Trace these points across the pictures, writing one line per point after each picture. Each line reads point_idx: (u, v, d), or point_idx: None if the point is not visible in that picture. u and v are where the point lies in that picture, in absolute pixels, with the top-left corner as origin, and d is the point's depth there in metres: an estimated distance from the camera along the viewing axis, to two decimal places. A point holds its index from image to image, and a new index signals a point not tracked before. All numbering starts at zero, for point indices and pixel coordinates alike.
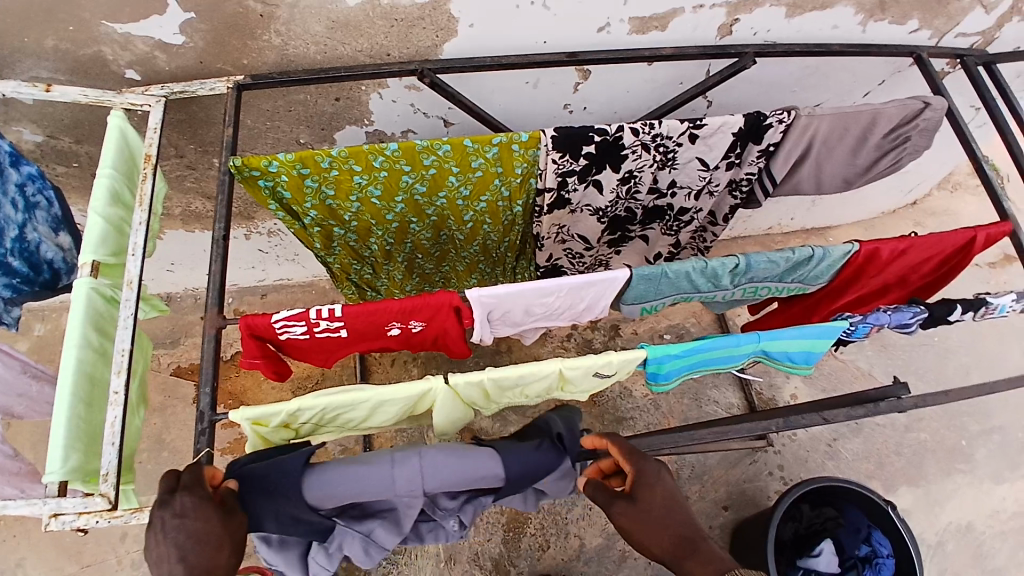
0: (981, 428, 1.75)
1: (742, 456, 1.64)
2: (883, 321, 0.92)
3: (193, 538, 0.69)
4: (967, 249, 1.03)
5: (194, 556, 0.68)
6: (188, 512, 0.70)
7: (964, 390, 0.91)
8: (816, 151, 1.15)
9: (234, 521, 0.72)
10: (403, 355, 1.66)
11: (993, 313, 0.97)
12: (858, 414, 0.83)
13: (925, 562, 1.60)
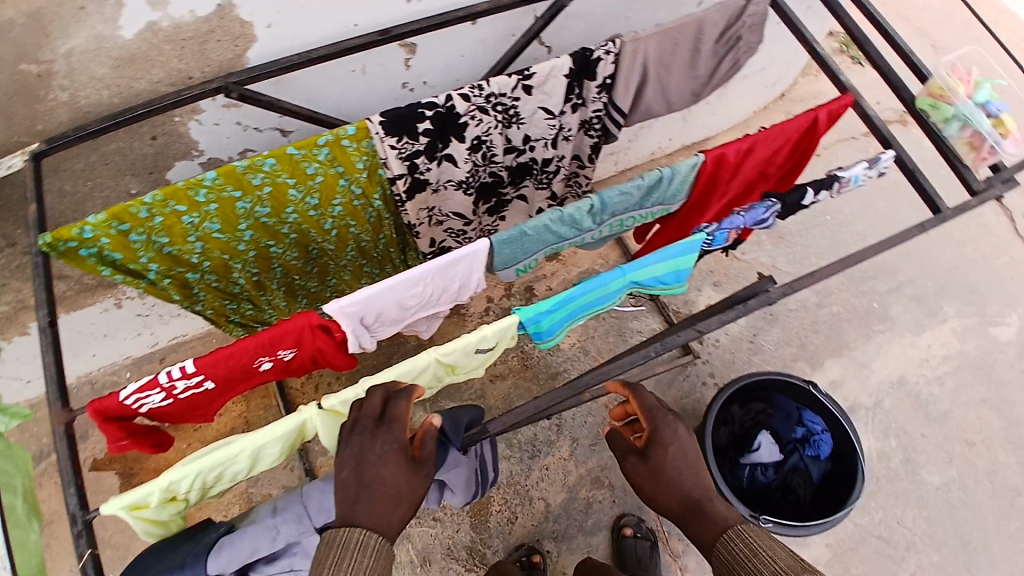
0: (889, 286, 1.84)
1: (675, 374, 1.71)
2: (739, 223, 0.93)
3: (376, 483, 0.75)
4: (812, 131, 1.05)
5: (372, 503, 0.74)
6: (386, 456, 0.76)
7: (834, 265, 0.91)
8: (654, 71, 1.13)
9: (415, 475, 0.78)
10: (326, 378, 1.60)
11: (848, 185, 0.99)
12: (729, 318, 0.86)
13: (869, 425, 1.70)
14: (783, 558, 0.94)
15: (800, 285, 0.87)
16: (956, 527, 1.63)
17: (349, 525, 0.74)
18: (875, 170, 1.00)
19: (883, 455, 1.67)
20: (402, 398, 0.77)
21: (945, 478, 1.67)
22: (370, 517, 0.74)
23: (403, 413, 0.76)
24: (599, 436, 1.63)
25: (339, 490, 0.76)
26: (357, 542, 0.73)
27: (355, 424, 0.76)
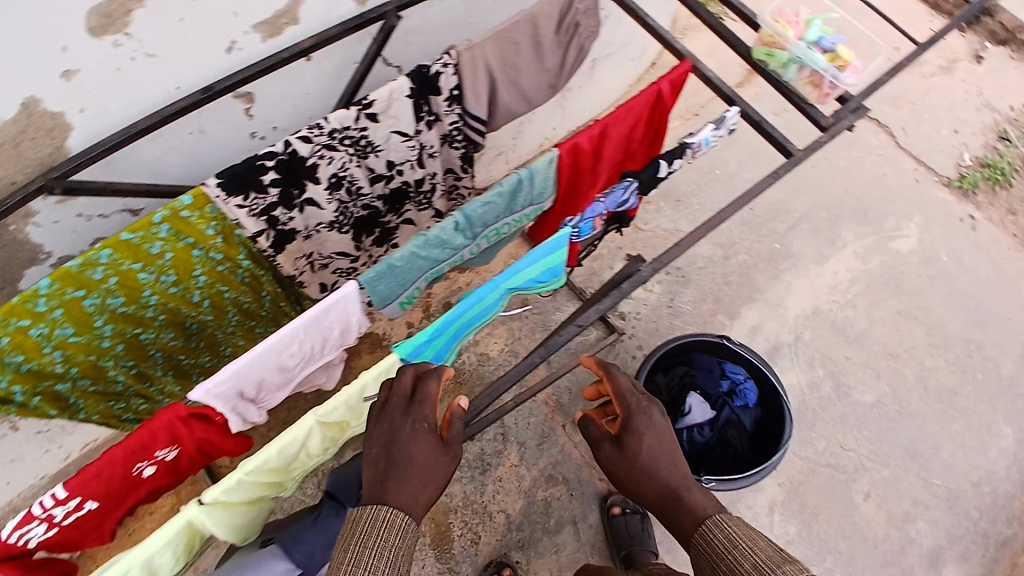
0: (787, 224, 1.91)
1: (604, 353, 1.76)
2: (600, 210, 0.95)
3: (407, 461, 0.77)
4: (660, 103, 1.07)
5: (401, 480, 0.76)
6: (415, 433, 0.78)
7: (700, 230, 0.91)
8: (500, 73, 1.12)
9: (443, 454, 0.81)
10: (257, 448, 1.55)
11: (700, 150, 1.00)
12: (604, 306, 0.88)
13: (794, 360, 1.76)
14: (760, 552, 0.98)
15: (669, 256, 0.89)
16: (896, 438, 1.68)
17: (376, 503, 0.75)
18: (723, 131, 1.01)
19: (814, 386, 1.73)
20: (433, 373, 0.80)
21: (876, 394, 1.72)
22: (398, 495, 0.76)
23: (433, 386, 0.79)
24: (545, 434, 1.66)
25: (368, 467, 0.79)
26: (383, 520, 0.74)
27: (387, 399, 0.80)
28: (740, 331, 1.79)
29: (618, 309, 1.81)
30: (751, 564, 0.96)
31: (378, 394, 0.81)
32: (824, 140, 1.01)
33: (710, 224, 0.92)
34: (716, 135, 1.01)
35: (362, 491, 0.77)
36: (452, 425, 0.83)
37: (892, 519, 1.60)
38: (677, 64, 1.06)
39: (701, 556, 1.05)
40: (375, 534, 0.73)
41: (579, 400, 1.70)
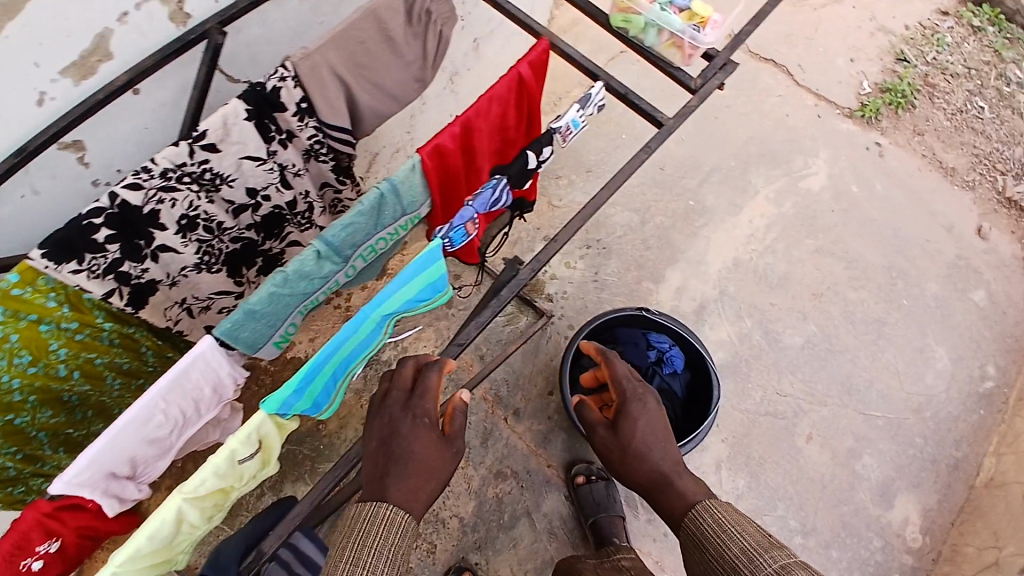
0: (699, 178, 1.92)
1: (537, 340, 1.72)
2: (470, 214, 0.86)
3: (406, 455, 0.89)
4: (522, 87, 1.01)
5: (402, 473, 0.89)
6: (414, 429, 0.91)
7: (574, 219, 0.88)
8: (351, 77, 1.03)
9: (442, 451, 0.93)
10: None
11: (570, 133, 0.96)
12: (485, 318, 0.83)
13: (722, 312, 1.79)
14: (752, 540, 1.03)
15: (546, 251, 0.84)
16: (829, 373, 1.72)
17: (379, 494, 0.88)
18: (591, 108, 0.97)
19: (745, 337, 1.76)
20: (433, 369, 0.94)
21: (805, 335, 1.76)
22: (399, 486, 0.88)
23: (432, 383, 0.94)
24: (487, 432, 1.63)
25: (369, 460, 0.92)
26: (383, 514, 0.86)
27: (390, 396, 0.94)
28: (667, 294, 1.81)
29: (544, 291, 1.78)
30: (742, 553, 1.02)
31: (382, 392, 0.95)
32: (694, 103, 0.99)
33: (582, 213, 0.88)
34: (584, 115, 0.96)
35: (366, 482, 0.90)
36: (453, 422, 0.96)
37: (836, 456, 1.63)
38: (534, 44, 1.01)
39: (694, 538, 1.11)
40: (377, 520, 0.86)
41: (517, 390, 1.67)
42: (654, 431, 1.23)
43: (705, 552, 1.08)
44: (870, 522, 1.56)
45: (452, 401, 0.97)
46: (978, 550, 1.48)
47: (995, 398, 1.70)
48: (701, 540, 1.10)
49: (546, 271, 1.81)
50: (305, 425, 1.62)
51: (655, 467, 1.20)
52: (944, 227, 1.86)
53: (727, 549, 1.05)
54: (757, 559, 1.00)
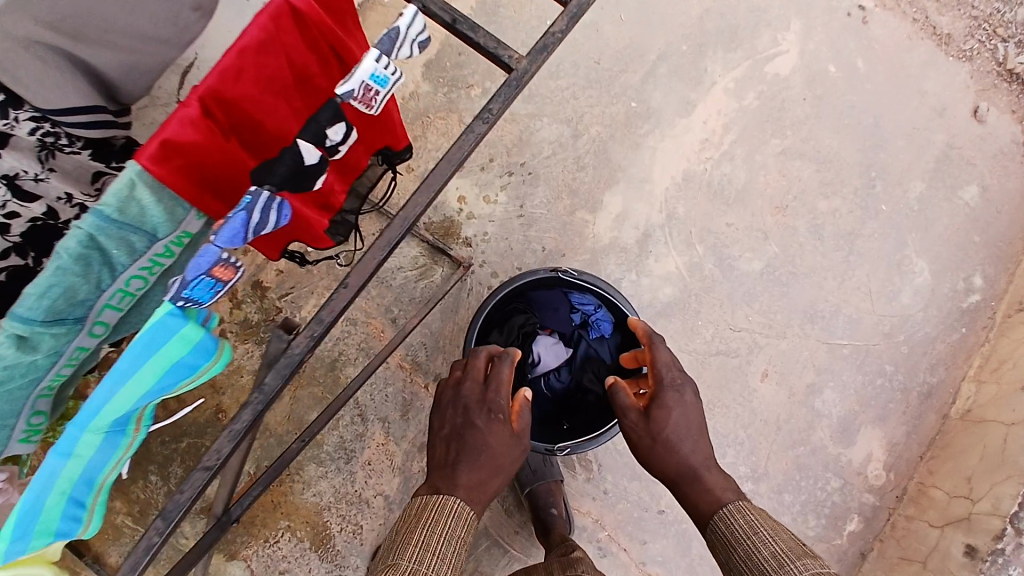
0: (642, 72, 1.55)
1: (456, 295, 1.50)
2: (211, 260, 0.57)
3: (477, 447, 1.06)
4: (306, 23, 0.68)
5: (472, 463, 1.06)
6: (486, 424, 1.09)
7: (371, 251, 0.64)
8: (70, 41, 0.73)
9: (509, 446, 1.10)
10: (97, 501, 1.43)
11: (371, 92, 0.65)
12: (235, 433, 0.59)
13: (670, 240, 1.54)
14: (786, 547, 0.94)
15: (326, 310, 0.61)
16: (791, 301, 1.52)
17: (450, 479, 1.06)
18: (407, 52, 0.65)
19: (695, 267, 1.53)
20: (505, 363, 1.13)
21: (764, 259, 1.52)
22: (468, 476, 1.05)
23: (503, 378, 1.12)
24: (407, 403, 1.47)
25: (441, 446, 1.11)
26: (450, 507, 1.02)
27: (464, 388, 1.13)
28: (604, 225, 1.54)
29: (461, 236, 1.52)
30: (771, 556, 0.93)
31: (455, 380, 1.16)
32: (558, 28, 0.68)
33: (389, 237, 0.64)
34: (391, 63, 0.64)
35: (439, 467, 1.08)
36: (519, 417, 1.13)
37: (794, 395, 1.48)
38: None
39: (718, 525, 1.01)
40: (446, 504, 1.03)
41: (437, 354, 1.49)
42: (689, 426, 1.09)
43: (727, 543, 0.99)
44: (829, 463, 1.46)
45: (518, 398, 1.15)
46: (947, 496, 1.40)
47: (979, 315, 1.51)
48: (726, 529, 1.00)
49: (461, 211, 1.53)
50: (204, 414, 1.47)
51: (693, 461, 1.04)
52: (935, 110, 1.54)
53: (754, 548, 0.95)
54: (787, 563, 0.91)
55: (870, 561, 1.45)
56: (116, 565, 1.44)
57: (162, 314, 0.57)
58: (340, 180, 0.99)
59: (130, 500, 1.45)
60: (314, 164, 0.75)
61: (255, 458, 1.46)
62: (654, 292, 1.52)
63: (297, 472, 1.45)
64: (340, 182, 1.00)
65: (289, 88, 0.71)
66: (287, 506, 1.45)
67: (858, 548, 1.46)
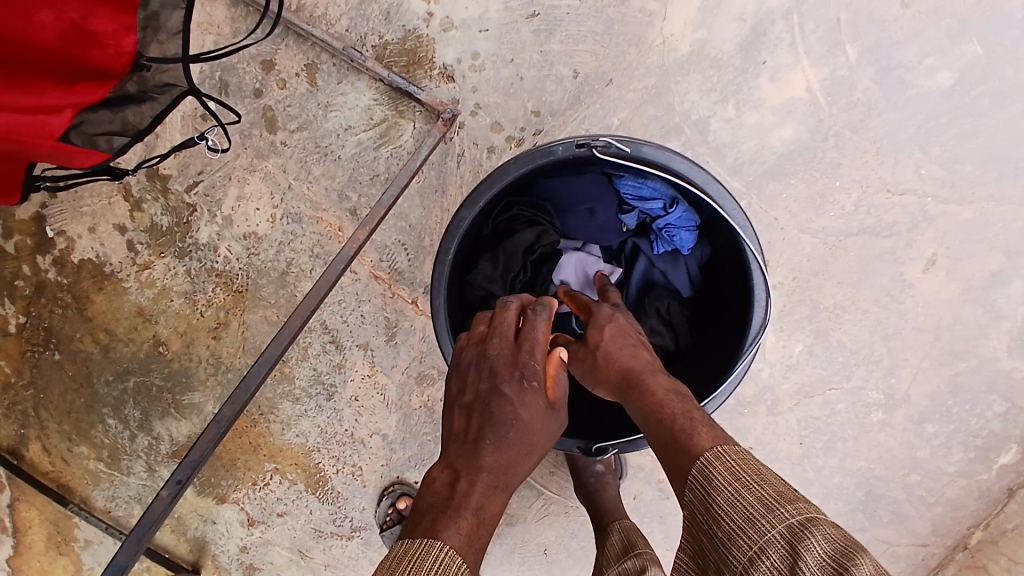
0: None
1: (438, 162, 0.96)
2: None
3: (511, 425, 0.59)
4: None
5: (501, 447, 0.58)
6: (521, 394, 0.61)
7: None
8: None
9: (548, 424, 0.62)
10: (60, 445, 1.16)
11: None
12: None
13: (799, 40, 0.90)
14: (769, 481, 0.52)
15: None
16: (1000, 135, 0.91)
17: (469, 470, 0.57)
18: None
19: (839, 85, 0.91)
20: (541, 316, 0.66)
21: (966, 60, 0.90)
22: (495, 462, 0.57)
23: (540, 336, 0.65)
24: (391, 325, 1.06)
25: (459, 416, 0.62)
26: (433, 561, 0.49)
27: (489, 342, 0.65)
28: (682, 20, 0.90)
29: (435, 62, 0.92)
30: (756, 501, 0.50)
31: (473, 336, 0.67)
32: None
33: None
34: None
35: (454, 445, 0.60)
36: (558, 381, 0.65)
37: (968, 289, 0.97)
38: None
39: (672, 431, 0.57)
40: (461, 515, 0.53)
41: (423, 257, 1.01)
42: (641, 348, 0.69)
43: (678, 477, 0.55)
44: (995, 383, 1.01)
45: (556, 357, 0.67)
46: None
47: None
48: (680, 440, 0.56)
49: (432, 19, 0.91)
50: (143, 348, 1.11)
51: (695, 431, 0.56)
52: None
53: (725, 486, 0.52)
54: (777, 510, 0.49)
55: (1020, 500, 1.05)
56: (106, 509, 1.17)
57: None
58: (100, 12, 0.52)
59: (98, 444, 1.16)
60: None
61: (218, 396, 1.12)
62: (764, 137, 0.93)
63: (271, 410, 1.14)
64: (100, 16, 0.52)
65: None
66: (269, 448, 1.16)
67: (1006, 483, 1.06)
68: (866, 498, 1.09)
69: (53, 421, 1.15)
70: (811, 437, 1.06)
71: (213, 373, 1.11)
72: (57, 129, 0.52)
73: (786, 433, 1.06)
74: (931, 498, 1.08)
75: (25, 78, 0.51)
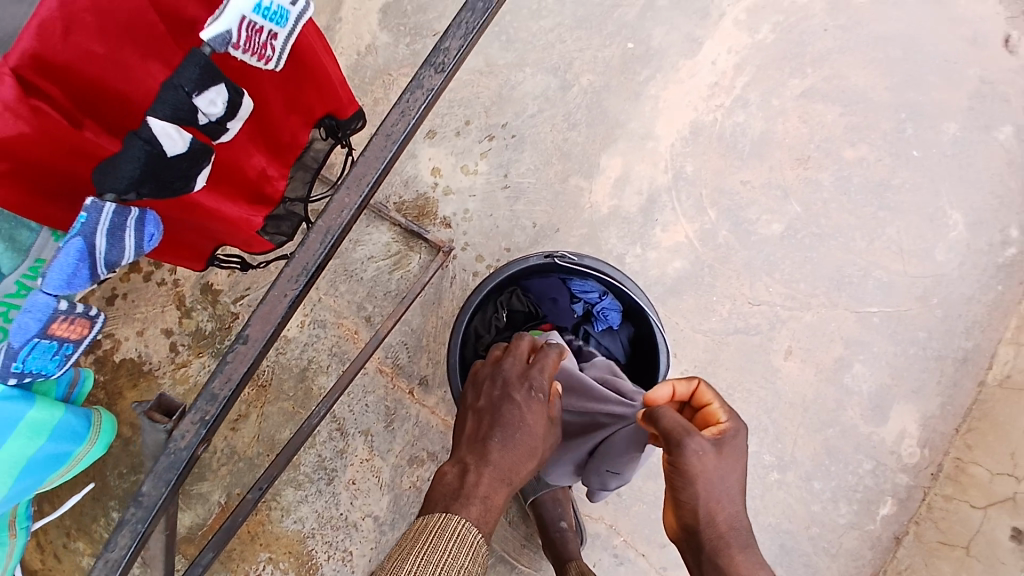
0: (638, 6, 1.39)
1: (436, 283, 1.30)
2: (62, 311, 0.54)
3: (517, 428, 0.68)
4: None
5: (507, 446, 0.67)
6: (529, 402, 0.70)
7: (276, 291, 0.48)
8: None
9: (547, 433, 0.71)
10: (56, 541, 1.21)
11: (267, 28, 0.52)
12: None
13: (678, 202, 1.37)
14: None
15: (218, 383, 0.47)
16: (817, 265, 1.38)
17: (478, 464, 0.66)
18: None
19: (708, 234, 1.37)
20: (552, 350, 0.76)
21: (785, 221, 1.38)
22: (501, 459, 0.67)
23: (550, 361, 0.74)
24: (390, 413, 1.29)
25: (472, 420, 0.72)
26: (454, 530, 0.60)
27: (503, 361, 0.75)
28: (603, 192, 1.36)
29: (438, 214, 1.32)
30: None
31: (489, 358, 0.78)
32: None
33: (311, 251, 0.49)
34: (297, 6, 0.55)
35: (467, 443, 0.70)
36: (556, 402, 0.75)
37: (821, 372, 1.36)
38: None
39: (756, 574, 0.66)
40: (472, 502, 0.63)
41: (421, 353, 1.30)
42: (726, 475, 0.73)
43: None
44: (861, 445, 1.35)
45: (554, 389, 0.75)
46: (988, 473, 1.30)
47: (1017, 269, 1.38)
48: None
49: (435, 186, 1.33)
50: None
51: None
52: (967, 38, 1.40)
53: None
54: None
55: (906, 546, 1.33)
56: None
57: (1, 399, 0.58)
58: (275, 163, 0.79)
59: (95, 539, 1.21)
60: (181, 156, 0.54)
61: (226, 485, 1.27)
62: (663, 267, 1.36)
63: (274, 498, 1.28)
64: (275, 166, 0.79)
65: (138, 34, 0.53)
66: (266, 537, 1.27)
67: (892, 532, 1.34)
68: (779, 552, 1.33)
69: (55, 516, 1.23)
70: None
71: (225, 463, 1.27)
72: (256, 225, 0.77)
73: None
74: (833, 549, 1.34)
75: (232, 193, 0.73)
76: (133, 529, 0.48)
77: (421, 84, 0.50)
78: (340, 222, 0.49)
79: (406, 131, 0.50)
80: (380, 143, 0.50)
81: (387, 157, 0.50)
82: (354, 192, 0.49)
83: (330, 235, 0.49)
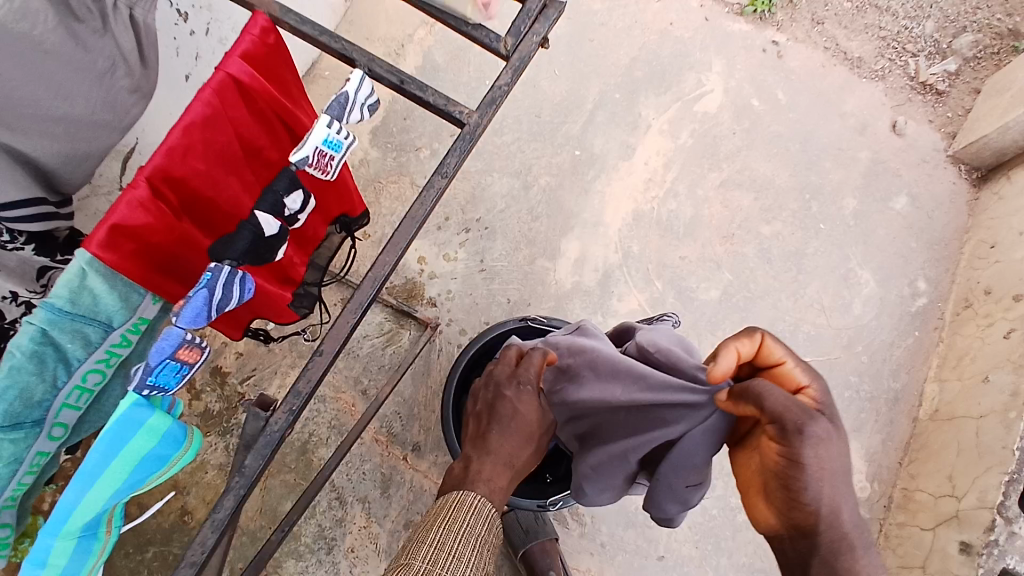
0: (581, 121, 1.70)
1: (425, 355, 1.47)
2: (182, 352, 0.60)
3: (513, 416, 0.83)
4: (214, 112, 0.66)
5: (503, 434, 0.82)
6: (519, 394, 0.84)
7: (342, 317, 0.63)
8: (3, 131, 0.71)
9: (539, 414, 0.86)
10: None
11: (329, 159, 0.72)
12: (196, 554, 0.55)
13: (629, 276, 1.61)
14: None
15: (303, 381, 0.60)
16: (752, 323, 1.61)
17: (480, 455, 0.81)
18: (358, 115, 0.72)
19: (657, 302, 1.60)
20: (535, 353, 0.87)
21: (720, 287, 1.62)
22: (500, 447, 0.82)
23: (535, 363, 0.85)
24: (386, 479, 1.40)
25: (473, 421, 0.87)
26: (471, 502, 0.76)
27: (494, 368, 0.88)
28: (566, 271, 1.59)
29: (425, 296, 1.52)
30: None
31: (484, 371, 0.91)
32: (505, 80, 0.75)
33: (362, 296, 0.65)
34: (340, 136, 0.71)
35: (471, 440, 0.85)
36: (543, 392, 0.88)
37: None
38: (242, 67, 0.67)
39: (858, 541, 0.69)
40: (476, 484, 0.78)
41: (413, 421, 1.43)
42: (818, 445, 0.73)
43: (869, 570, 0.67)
44: None
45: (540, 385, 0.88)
46: (932, 497, 1.43)
47: (930, 316, 1.63)
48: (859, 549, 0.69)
49: (421, 271, 1.54)
50: (169, 519, 1.33)
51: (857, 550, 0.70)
52: (856, 127, 1.72)
53: None
54: None
55: None
56: None
57: (128, 406, 0.56)
58: (298, 254, 0.98)
59: None
60: (274, 236, 0.76)
61: (229, 560, 1.33)
62: None
63: (276, 570, 1.34)
64: (298, 254, 0.98)
65: (231, 157, 0.70)
66: None
67: None
68: None
69: None
70: (703, 541, 1.43)
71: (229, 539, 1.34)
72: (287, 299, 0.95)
73: (684, 539, 1.43)
74: None
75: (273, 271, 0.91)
76: (236, 495, 0.57)
77: (432, 184, 0.71)
78: (384, 272, 0.66)
79: (425, 211, 0.69)
80: (406, 226, 0.69)
81: (412, 232, 0.68)
82: (391, 252, 0.67)
83: (374, 282, 0.66)
